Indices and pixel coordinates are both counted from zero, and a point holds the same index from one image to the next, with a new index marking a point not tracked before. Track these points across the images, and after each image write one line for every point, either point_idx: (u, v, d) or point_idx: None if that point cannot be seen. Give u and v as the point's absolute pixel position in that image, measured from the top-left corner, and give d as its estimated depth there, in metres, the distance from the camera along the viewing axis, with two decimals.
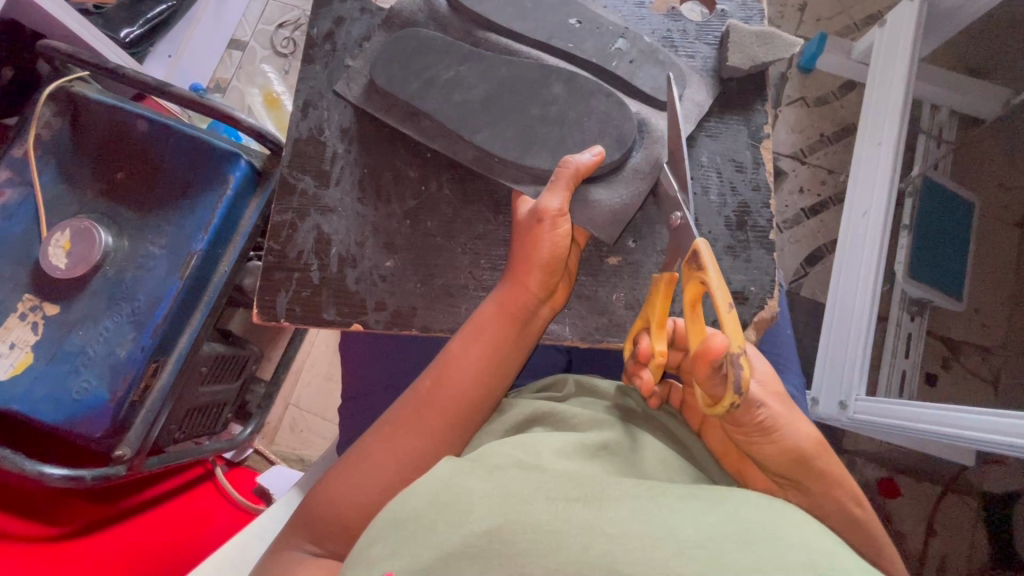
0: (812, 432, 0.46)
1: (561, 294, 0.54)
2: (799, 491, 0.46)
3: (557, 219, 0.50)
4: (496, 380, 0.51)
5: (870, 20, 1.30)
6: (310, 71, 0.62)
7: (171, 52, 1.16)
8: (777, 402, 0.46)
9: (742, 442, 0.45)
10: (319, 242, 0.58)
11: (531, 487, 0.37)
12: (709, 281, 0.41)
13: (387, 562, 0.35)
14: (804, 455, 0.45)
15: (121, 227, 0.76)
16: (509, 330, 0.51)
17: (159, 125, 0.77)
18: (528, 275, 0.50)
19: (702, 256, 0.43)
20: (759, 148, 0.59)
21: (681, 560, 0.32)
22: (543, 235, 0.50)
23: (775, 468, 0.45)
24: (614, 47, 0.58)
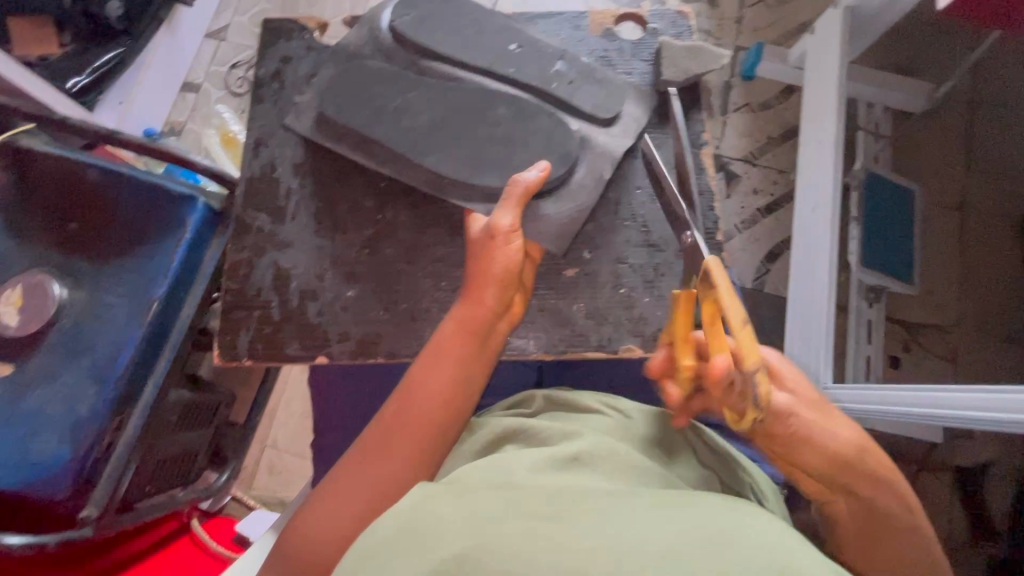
0: (853, 433, 0.47)
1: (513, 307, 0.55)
2: (849, 494, 0.48)
3: (508, 242, 0.52)
4: (464, 403, 0.51)
5: (802, 28, 1.37)
6: (259, 110, 0.63)
7: (121, 100, 1.14)
8: (813, 411, 0.47)
9: (780, 452, 0.47)
10: (279, 278, 0.57)
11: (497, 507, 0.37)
12: (722, 299, 0.43)
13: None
14: (844, 458, 0.46)
15: (75, 279, 0.74)
16: (470, 351, 0.51)
17: (110, 172, 0.76)
18: (478, 289, 0.51)
19: (714, 276, 0.45)
20: (700, 155, 0.62)
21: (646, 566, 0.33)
22: (493, 253, 0.51)
23: (821, 474, 0.47)
24: (554, 70, 0.60)
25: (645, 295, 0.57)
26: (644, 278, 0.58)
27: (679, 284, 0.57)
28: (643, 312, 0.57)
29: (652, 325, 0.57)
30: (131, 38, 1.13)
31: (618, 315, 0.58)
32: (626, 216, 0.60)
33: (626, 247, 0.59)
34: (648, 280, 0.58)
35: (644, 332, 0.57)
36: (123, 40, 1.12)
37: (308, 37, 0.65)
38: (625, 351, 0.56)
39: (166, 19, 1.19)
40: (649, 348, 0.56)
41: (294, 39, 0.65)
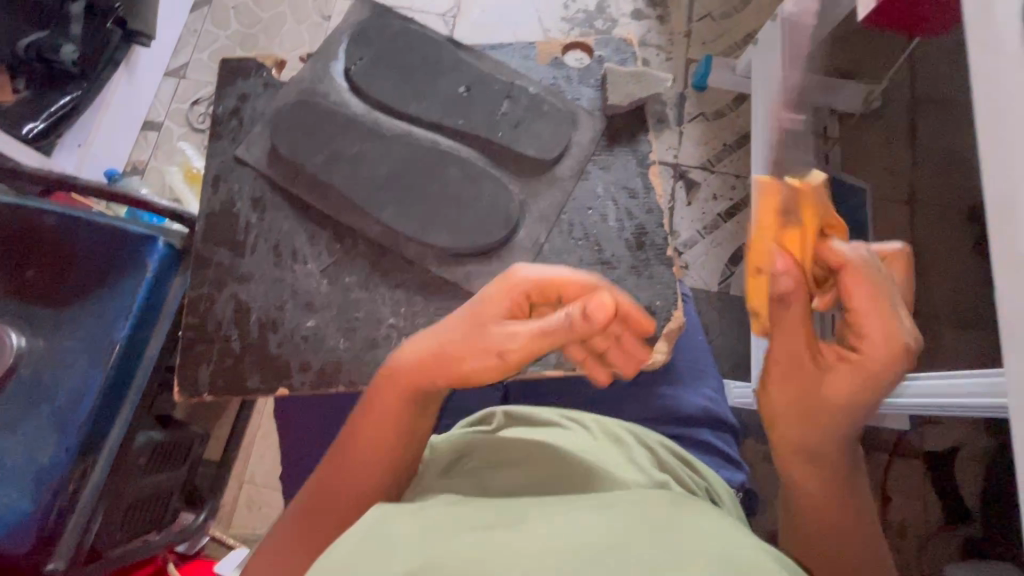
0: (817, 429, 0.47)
1: (604, 372, 0.54)
2: None
3: (490, 354, 0.48)
4: (406, 454, 0.50)
5: (748, 39, 1.44)
6: (218, 147, 0.63)
7: (80, 141, 1.14)
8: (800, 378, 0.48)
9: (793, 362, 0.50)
10: (238, 310, 0.58)
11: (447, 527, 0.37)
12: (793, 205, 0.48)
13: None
14: (793, 419, 0.48)
15: (34, 326, 0.73)
16: (420, 402, 0.50)
17: (66, 218, 0.75)
18: (432, 373, 0.49)
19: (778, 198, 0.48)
20: (648, 175, 0.63)
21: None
22: (469, 354, 0.49)
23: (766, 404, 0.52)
24: (500, 114, 0.62)
25: None
26: None
27: (633, 298, 0.59)
28: None
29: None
30: (87, 81, 1.12)
31: None
32: (576, 232, 0.61)
33: (580, 265, 0.60)
34: None
35: None
36: (79, 83, 1.11)
37: (265, 75, 0.66)
38: (585, 368, 0.57)
39: (126, 62, 1.21)
40: (606, 362, 0.58)
41: (251, 78, 0.66)
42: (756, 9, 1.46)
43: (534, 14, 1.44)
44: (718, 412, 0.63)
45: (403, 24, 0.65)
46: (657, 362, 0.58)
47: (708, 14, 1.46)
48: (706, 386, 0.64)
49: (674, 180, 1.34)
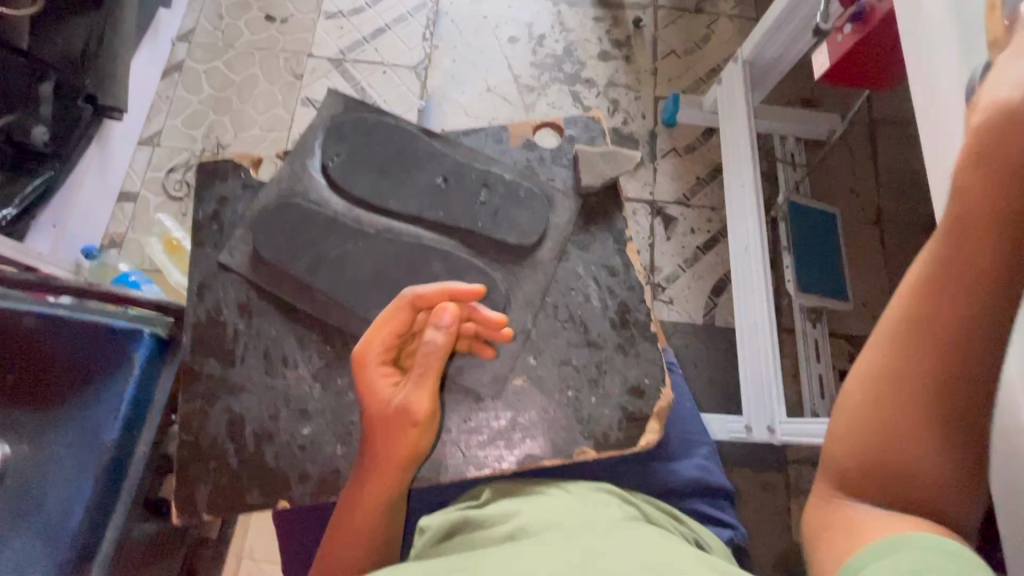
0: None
1: (485, 348, 0.60)
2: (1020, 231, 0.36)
3: (401, 427, 0.53)
4: (390, 525, 0.55)
5: (712, 74, 1.49)
6: (200, 254, 0.65)
7: (55, 222, 1.14)
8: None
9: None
10: (233, 424, 0.59)
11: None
12: None
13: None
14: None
15: (17, 432, 0.71)
16: (393, 477, 0.54)
17: (47, 317, 0.74)
18: (384, 474, 0.54)
19: None
20: (626, 253, 0.66)
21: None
22: (387, 436, 0.54)
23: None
24: (478, 200, 0.66)
25: (592, 394, 0.62)
26: (590, 376, 0.62)
27: (622, 378, 0.62)
28: (592, 413, 0.61)
29: (603, 424, 0.61)
30: (61, 159, 1.11)
31: (568, 417, 0.61)
32: (563, 314, 0.64)
33: (569, 347, 0.63)
34: (593, 378, 0.62)
35: (595, 432, 0.60)
36: (52, 163, 1.10)
37: (243, 175, 0.68)
38: (580, 454, 0.60)
39: (98, 134, 1.22)
40: (602, 447, 0.60)
41: (229, 179, 0.68)
42: (717, 44, 1.52)
43: (504, 61, 1.47)
44: (711, 481, 0.65)
45: (375, 117, 0.69)
46: (651, 443, 0.60)
47: (672, 51, 1.51)
48: (697, 454, 0.66)
49: (652, 218, 1.36)
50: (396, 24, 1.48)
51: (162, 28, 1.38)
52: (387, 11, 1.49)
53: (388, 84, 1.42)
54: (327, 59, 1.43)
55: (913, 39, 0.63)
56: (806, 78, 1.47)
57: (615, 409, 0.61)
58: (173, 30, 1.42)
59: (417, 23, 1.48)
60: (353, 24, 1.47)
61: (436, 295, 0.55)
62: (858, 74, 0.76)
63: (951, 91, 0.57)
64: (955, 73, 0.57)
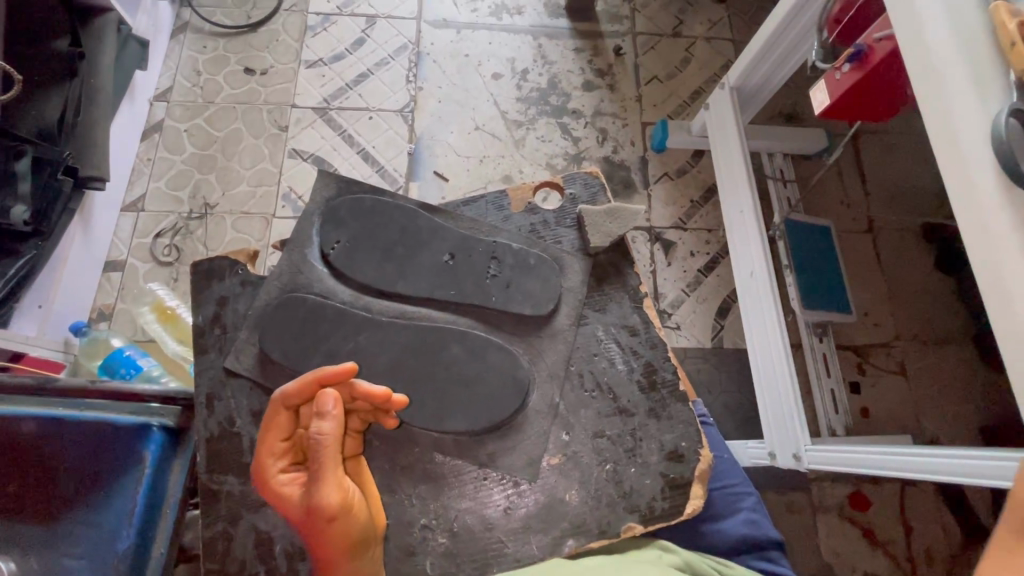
0: None
1: (387, 417, 0.58)
2: None
3: (319, 525, 0.52)
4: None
5: (695, 96, 1.51)
6: (205, 361, 0.66)
7: (41, 302, 1.08)
8: None
9: None
10: (260, 542, 0.61)
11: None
12: None
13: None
14: None
15: (24, 548, 0.67)
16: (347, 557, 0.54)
17: (47, 420, 0.70)
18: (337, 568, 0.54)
19: None
20: (643, 308, 0.68)
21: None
22: (317, 533, 0.53)
23: None
24: (488, 275, 0.67)
25: (631, 465, 0.63)
26: (625, 447, 0.63)
27: (659, 445, 0.64)
28: (633, 485, 0.62)
29: (646, 497, 0.62)
30: (42, 238, 1.06)
31: (610, 494, 0.62)
32: (588, 385, 0.65)
33: (599, 419, 0.64)
34: (629, 448, 0.63)
35: (640, 507, 0.62)
36: (34, 242, 1.05)
37: (240, 272, 0.68)
38: (627, 530, 0.61)
39: (80, 210, 1.18)
40: (649, 520, 0.61)
41: (227, 277, 0.68)
42: (695, 66, 1.54)
43: (489, 98, 1.46)
44: (760, 535, 0.64)
45: (372, 196, 0.70)
46: (697, 509, 0.61)
47: (654, 77, 1.52)
48: (743, 508, 0.66)
49: (651, 244, 1.36)
50: (378, 68, 1.47)
51: (138, 90, 1.35)
52: (367, 56, 1.48)
53: (375, 129, 1.41)
54: (310, 108, 1.42)
55: (923, 93, 0.61)
56: (785, 94, 1.50)
57: (656, 478, 0.63)
58: (150, 90, 1.39)
59: (399, 65, 1.47)
60: (334, 71, 1.45)
61: (305, 387, 0.57)
62: (854, 109, 0.78)
63: (977, 148, 0.56)
64: (976, 124, 0.56)
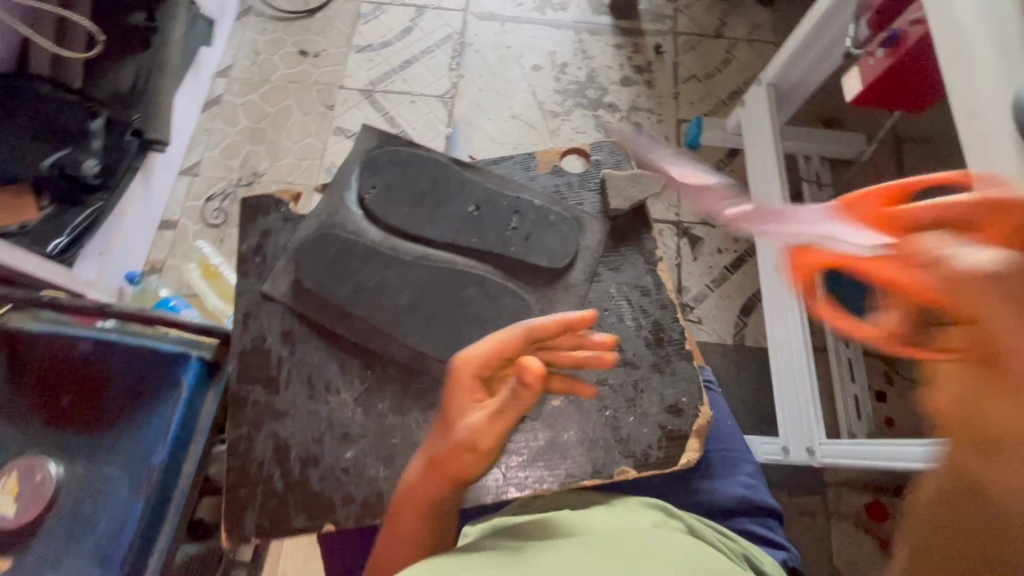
0: None
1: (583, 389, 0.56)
2: None
3: (460, 455, 0.51)
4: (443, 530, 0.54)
5: (733, 96, 1.51)
6: (245, 284, 0.70)
7: (102, 250, 1.17)
8: None
9: None
10: (278, 448, 0.63)
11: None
12: None
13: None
14: None
15: (72, 454, 0.74)
16: (440, 488, 0.52)
17: (102, 342, 0.77)
18: (429, 489, 0.53)
19: None
20: (657, 271, 0.70)
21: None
22: (449, 457, 0.52)
23: None
24: (510, 227, 0.70)
25: (630, 414, 0.65)
26: (626, 397, 0.65)
27: (660, 398, 0.65)
28: (631, 432, 0.64)
29: (642, 444, 0.63)
30: (108, 191, 1.15)
31: (607, 438, 0.64)
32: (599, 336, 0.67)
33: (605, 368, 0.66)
34: (630, 398, 0.65)
35: (636, 452, 0.63)
36: (101, 194, 1.14)
37: (283, 210, 0.73)
38: (621, 473, 0.63)
39: (143, 169, 1.27)
40: (643, 466, 0.63)
41: (272, 213, 0.73)
42: (737, 68, 1.55)
43: (529, 88, 1.51)
44: (754, 499, 0.66)
45: (408, 149, 0.75)
46: (690, 462, 0.63)
47: (693, 76, 1.53)
48: (740, 473, 0.67)
49: (678, 238, 1.37)
50: (424, 55, 1.53)
51: (203, 65, 1.45)
52: (414, 44, 1.54)
53: (416, 112, 1.47)
54: (357, 90, 1.49)
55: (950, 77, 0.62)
56: (829, 98, 1.48)
57: (654, 428, 0.64)
58: (214, 67, 1.49)
59: (443, 54, 1.53)
60: (382, 57, 1.53)
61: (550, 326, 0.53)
62: (890, 92, 0.77)
63: (999, 126, 0.56)
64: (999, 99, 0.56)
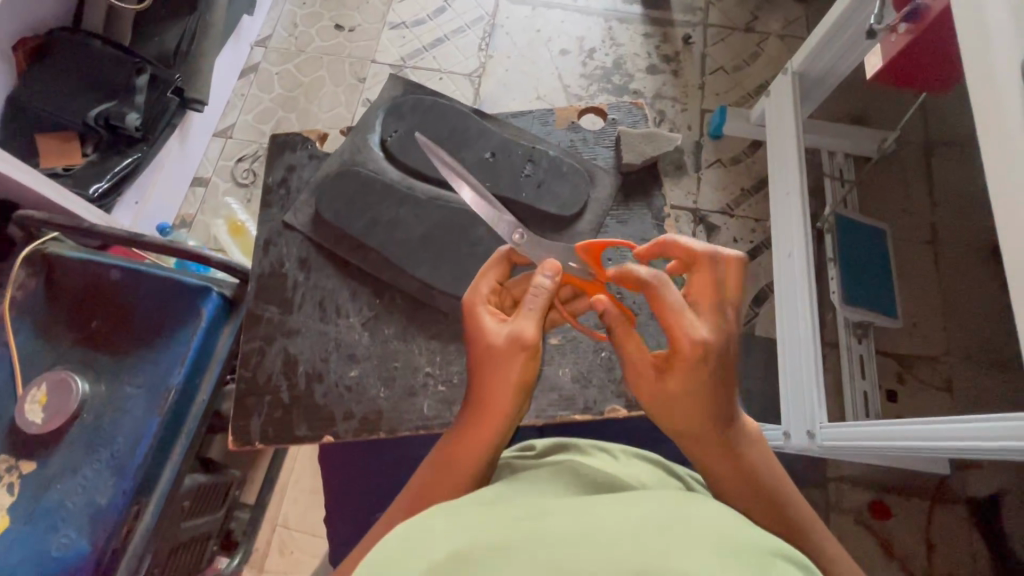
0: None
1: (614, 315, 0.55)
2: None
3: (517, 350, 0.52)
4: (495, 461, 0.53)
5: (760, 90, 1.51)
6: (268, 214, 0.76)
7: (137, 200, 1.23)
8: None
9: None
10: (287, 362, 0.69)
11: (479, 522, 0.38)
12: None
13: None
14: None
15: (97, 373, 0.79)
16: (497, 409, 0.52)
17: (131, 272, 0.81)
18: (495, 407, 0.52)
19: None
20: (664, 226, 0.73)
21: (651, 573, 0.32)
22: (494, 364, 0.52)
23: None
24: (523, 174, 0.73)
25: None
26: None
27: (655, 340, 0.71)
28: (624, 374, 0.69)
29: None
30: (147, 144, 1.21)
31: (601, 378, 0.69)
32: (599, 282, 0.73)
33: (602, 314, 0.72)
34: None
35: (627, 394, 0.68)
36: (140, 146, 1.20)
37: (309, 148, 0.79)
38: (610, 411, 0.68)
39: (181, 127, 1.32)
40: (632, 406, 0.68)
41: (298, 150, 0.79)
42: (765, 63, 1.54)
43: (555, 72, 1.53)
44: None
45: (431, 98, 0.78)
46: None
47: (721, 67, 1.54)
48: None
49: (695, 226, 1.38)
50: (455, 35, 1.56)
51: (243, 33, 1.50)
52: (446, 23, 1.58)
53: (443, 90, 1.50)
54: (388, 65, 1.53)
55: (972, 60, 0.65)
56: (859, 96, 1.47)
57: None
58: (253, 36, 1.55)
59: (473, 35, 1.57)
60: (414, 34, 1.57)
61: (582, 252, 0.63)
62: (912, 71, 0.82)
63: (1014, 108, 0.58)
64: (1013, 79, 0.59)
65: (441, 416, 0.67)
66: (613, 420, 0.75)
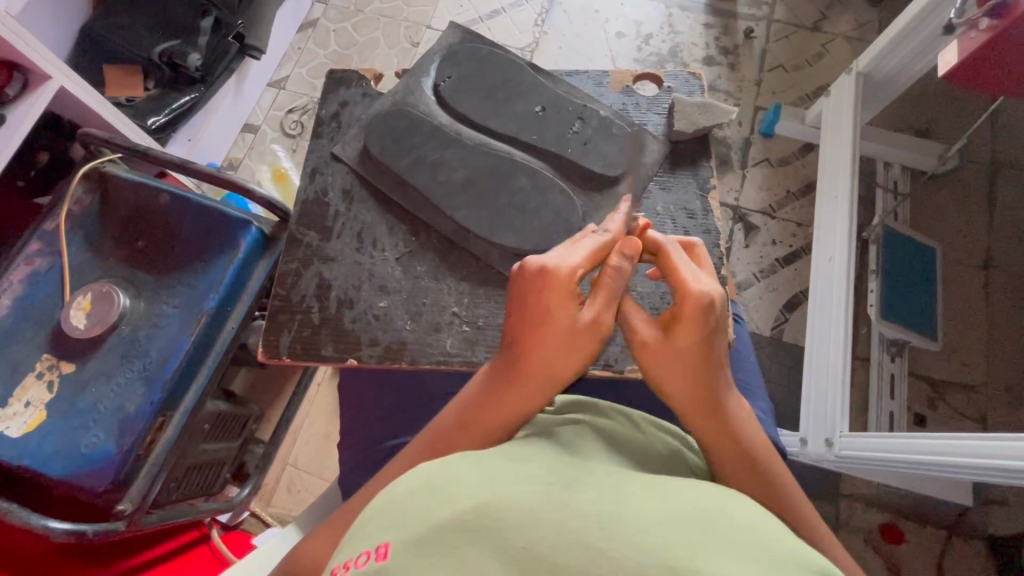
0: None
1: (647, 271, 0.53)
2: None
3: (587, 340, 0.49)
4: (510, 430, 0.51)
5: (819, 91, 1.45)
6: (318, 144, 0.78)
7: (190, 137, 1.28)
8: None
9: None
10: (321, 286, 0.71)
11: (507, 473, 0.34)
12: None
13: (381, 536, 0.32)
14: None
15: (138, 289, 0.83)
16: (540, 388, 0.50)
17: (179, 198, 0.84)
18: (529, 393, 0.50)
19: None
20: (707, 198, 0.74)
21: (696, 563, 0.27)
22: (559, 350, 0.49)
23: None
24: (571, 130, 0.74)
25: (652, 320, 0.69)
26: (652, 304, 0.69)
27: None
28: None
29: None
30: (204, 85, 1.25)
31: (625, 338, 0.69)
32: None
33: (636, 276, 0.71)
34: (655, 305, 0.69)
35: None
36: (198, 87, 1.25)
37: (364, 85, 0.82)
38: (630, 370, 0.67)
39: (239, 71, 1.36)
40: None
41: (353, 86, 0.82)
42: (829, 64, 1.48)
43: (608, 54, 1.50)
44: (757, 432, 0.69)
45: (488, 48, 0.80)
46: None
47: (780, 65, 1.49)
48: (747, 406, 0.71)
49: (733, 223, 1.34)
50: (511, 8, 1.56)
51: None
52: None
53: None
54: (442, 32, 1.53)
55: None
56: (924, 108, 1.41)
57: None
58: None
59: (530, 10, 1.55)
60: (471, 4, 1.57)
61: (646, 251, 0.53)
62: (985, 70, 0.79)
63: None
64: None
65: (462, 354, 0.68)
66: (631, 386, 0.74)
